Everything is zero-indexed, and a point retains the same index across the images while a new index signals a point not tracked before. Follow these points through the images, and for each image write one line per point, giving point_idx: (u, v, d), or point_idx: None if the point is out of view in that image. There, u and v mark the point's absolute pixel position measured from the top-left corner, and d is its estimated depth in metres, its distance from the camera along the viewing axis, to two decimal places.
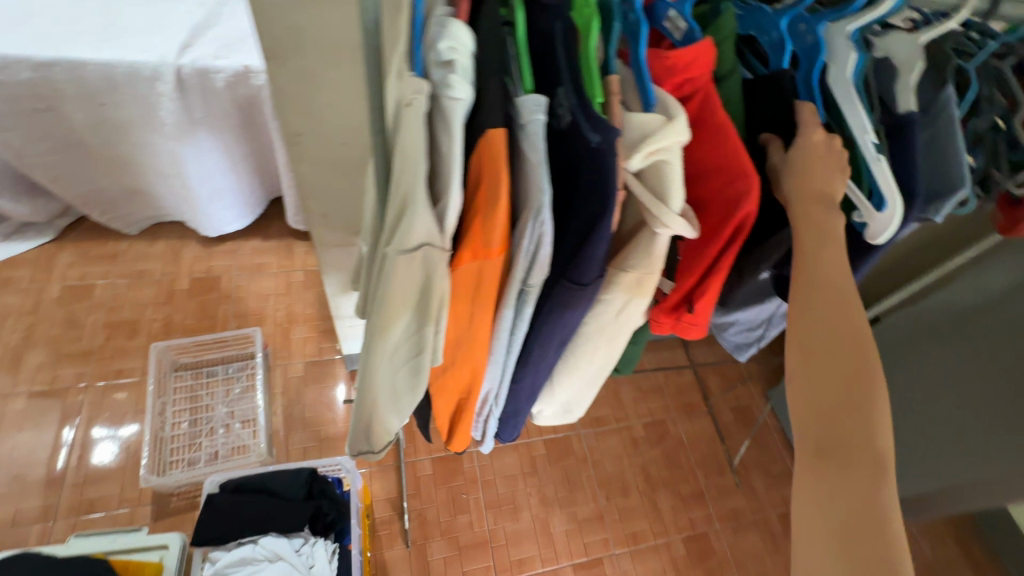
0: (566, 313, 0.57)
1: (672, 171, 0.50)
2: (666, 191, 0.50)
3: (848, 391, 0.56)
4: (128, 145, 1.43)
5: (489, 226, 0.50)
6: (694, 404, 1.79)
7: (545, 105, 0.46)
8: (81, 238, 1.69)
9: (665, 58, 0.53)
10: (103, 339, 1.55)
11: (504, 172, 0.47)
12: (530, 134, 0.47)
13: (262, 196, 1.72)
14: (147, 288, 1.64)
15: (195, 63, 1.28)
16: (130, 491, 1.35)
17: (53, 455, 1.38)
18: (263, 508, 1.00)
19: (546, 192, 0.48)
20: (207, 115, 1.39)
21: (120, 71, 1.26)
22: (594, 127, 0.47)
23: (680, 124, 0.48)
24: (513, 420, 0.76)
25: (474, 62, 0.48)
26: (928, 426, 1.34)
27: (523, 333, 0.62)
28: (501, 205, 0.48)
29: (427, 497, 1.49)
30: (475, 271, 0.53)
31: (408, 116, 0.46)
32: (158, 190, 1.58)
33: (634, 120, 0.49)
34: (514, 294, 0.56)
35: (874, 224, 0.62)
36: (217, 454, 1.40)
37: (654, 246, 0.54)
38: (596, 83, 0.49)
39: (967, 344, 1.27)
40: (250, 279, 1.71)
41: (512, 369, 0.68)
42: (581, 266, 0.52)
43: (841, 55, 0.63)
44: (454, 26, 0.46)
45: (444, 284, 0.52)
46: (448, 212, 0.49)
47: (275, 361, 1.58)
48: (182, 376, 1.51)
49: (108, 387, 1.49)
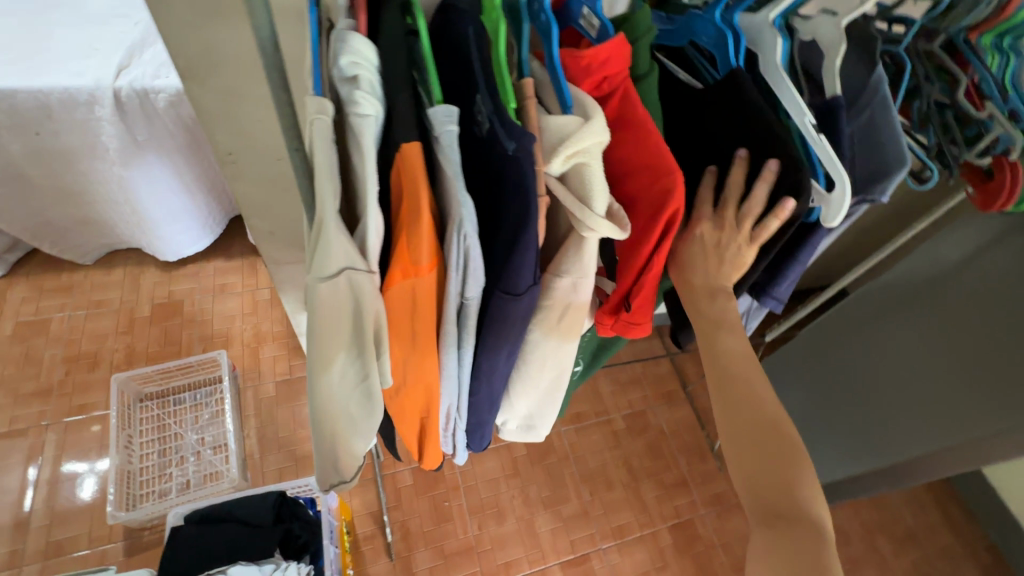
0: (507, 326, 0.57)
1: (593, 173, 0.51)
2: (589, 193, 0.51)
3: (765, 433, 0.59)
4: (71, 174, 1.39)
5: (417, 244, 0.48)
6: (672, 392, 1.79)
7: (455, 115, 0.47)
8: (34, 272, 1.64)
9: (580, 58, 0.54)
10: (63, 374, 1.50)
11: (422, 185, 0.46)
12: (445, 145, 0.47)
13: (220, 216, 1.68)
14: (107, 318, 1.60)
15: (133, 85, 1.24)
16: (100, 529, 1.31)
17: (17, 498, 1.34)
18: (231, 537, 0.99)
19: (466, 204, 0.47)
20: (151, 137, 1.35)
21: (53, 98, 1.22)
22: (510, 134, 0.47)
23: (598, 125, 0.50)
24: (479, 432, 0.73)
25: (380, 75, 0.49)
26: (896, 397, 1.36)
27: (471, 350, 0.60)
28: (424, 221, 0.47)
29: (409, 508, 1.47)
30: (408, 289, 0.51)
31: (317, 134, 0.46)
32: (109, 217, 1.54)
33: (553, 123, 0.51)
34: (454, 309, 0.55)
35: (828, 207, 0.60)
36: (189, 483, 1.37)
37: (585, 246, 0.55)
38: (508, 87, 0.50)
39: (927, 314, 1.29)
40: (215, 300, 1.67)
41: (470, 382, 0.65)
42: (513, 274, 0.52)
43: (768, 43, 0.61)
44: (353, 40, 0.47)
45: (377, 307, 0.49)
46: (368, 233, 0.48)
47: (245, 383, 1.55)
48: (149, 406, 1.47)
49: (72, 423, 1.45)
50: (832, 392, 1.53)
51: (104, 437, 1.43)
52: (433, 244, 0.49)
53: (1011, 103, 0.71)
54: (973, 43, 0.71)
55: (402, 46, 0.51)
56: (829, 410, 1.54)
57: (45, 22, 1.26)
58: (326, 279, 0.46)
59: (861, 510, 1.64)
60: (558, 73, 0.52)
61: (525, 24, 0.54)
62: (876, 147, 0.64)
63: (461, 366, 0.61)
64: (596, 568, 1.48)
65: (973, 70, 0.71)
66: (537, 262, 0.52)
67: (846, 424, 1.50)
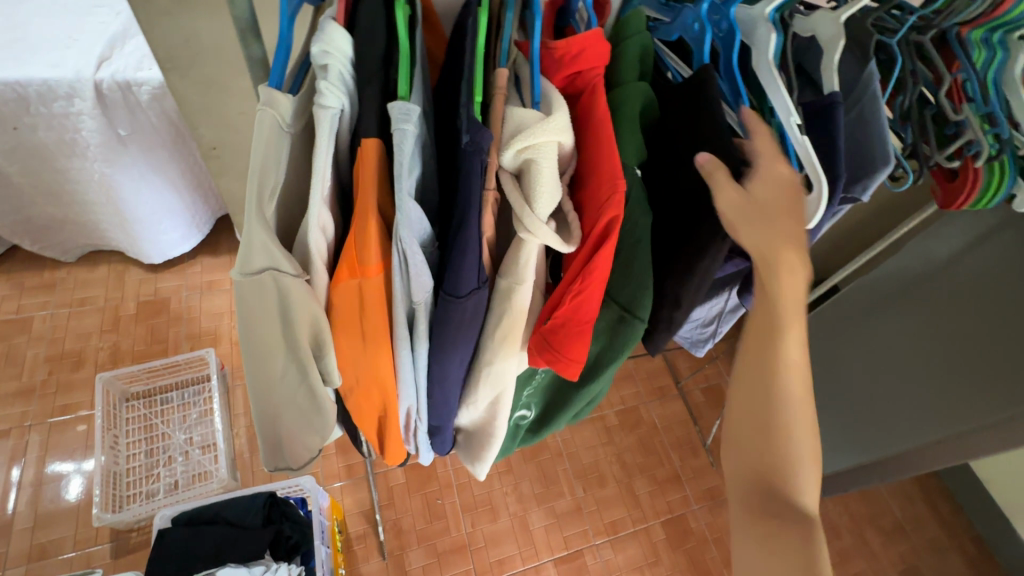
0: (454, 331, 0.57)
1: (540, 172, 0.50)
2: (532, 193, 0.50)
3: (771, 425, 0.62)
4: (50, 170, 1.35)
5: (361, 243, 0.48)
6: (664, 387, 1.80)
7: (410, 113, 0.45)
8: (15, 269, 1.60)
9: (552, 51, 0.55)
10: (45, 374, 1.47)
11: (369, 185, 0.47)
12: (396, 143, 0.46)
13: (209, 213, 1.65)
14: (92, 316, 1.57)
15: (115, 77, 1.21)
16: (85, 531, 1.29)
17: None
18: (220, 537, 0.97)
19: (404, 206, 0.47)
20: (134, 132, 1.31)
21: (31, 90, 1.18)
22: (468, 127, 0.48)
23: (559, 121, 0.50)
24: (439, 433, 0.72)
25: (352, 66, 0.49)
26: (886, 391, 1.37)
27: (424, 356, 0.59)
28: (368, 220, 0.48)
29: (401, 506, 1.46)
30: (354, 289, 0.51)
31: (269, 122, 0.45)
32: (90, 216, 1.50)
33: (516, 116, 0.51)
34: (403, 314, 0.54)
35: (805, 207, 0.60)
36: (177, 483, 1.35)
37: (524, 250, 0.54)
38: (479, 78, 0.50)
39: (917, 308, 1.30)
40: (202, 298, 1.64)
41: (427, 389, 0.63)
42: (454, 276, 0.52)
43: (762, 39, 0.59)
44: (330, 31, 0.47)
45: (309, 308, 0.49)
46: (310, 229, 0.48)
47: (234, 382, 1.52)
48: (135, 406, 1.45)
49: (56, 423, 1.42)
50: (822, 387, 1.54)
51: (89, 437, 1.41)
52: (377, 246, 0.49)
53: (987, 107, 0.71)
54: (962, 38, 0.72)
55: (381, 36, 0.51)
56: (819, 405, 1.55)
57: (22, 12, 1.23)
58: (250, 275, 0.45)
59: (852, 504, 1.65)
60: (535, 65, 0.52)
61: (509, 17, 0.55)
62: (865, 145, 0.64)
63: (417, 374, 0.60)
64: (589, 564, 1.48)
65: (958, 66, 0.72)
66: (480, 261, 0.52)
67: (836, 419, 1.51)
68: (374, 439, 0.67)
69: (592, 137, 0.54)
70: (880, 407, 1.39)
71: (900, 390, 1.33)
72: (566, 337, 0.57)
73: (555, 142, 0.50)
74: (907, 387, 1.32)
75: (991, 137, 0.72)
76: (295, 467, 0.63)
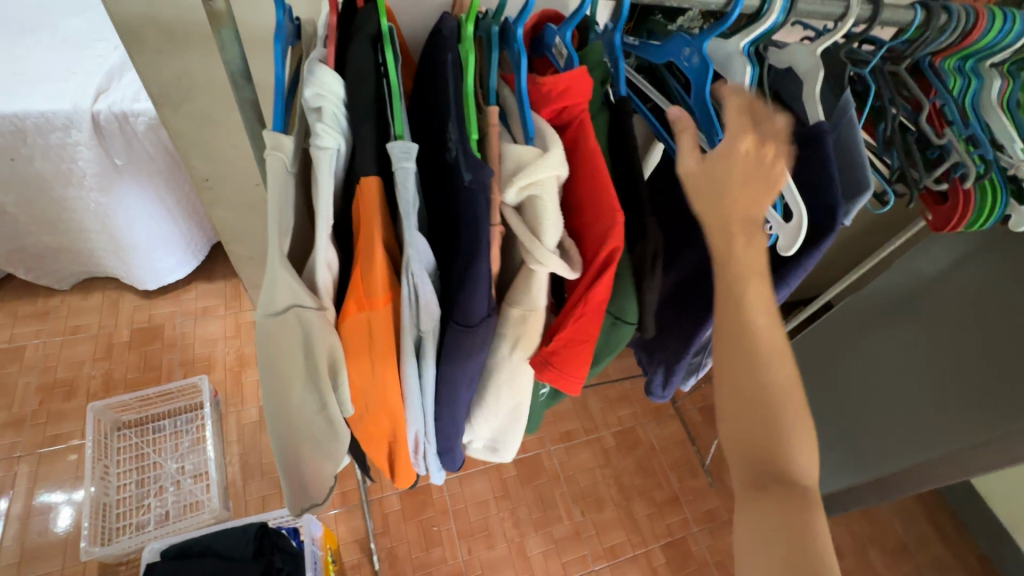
0: (464, 359, 0.57)
1: (545, 207, 0.52)
2: (540, 228, 0.52)
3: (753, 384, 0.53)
4: (46, 200, 1.36)
5: (372, 277, 0.49)
6: (661, 407, 1.79)
7: (411, 152, 0.46)
8: (9, 298, 1.60)
9: (541, 85, 0.55)
10: (36, 404, 1.46)
11: (376, 220, 0.48)
12: (400, 181, 0.47)
13: (204, 239, 1.66)
14: (84, 344, 1.56)
15: (112, 108, 1.23)
16: (73, 565, 1.26)
17: None
18: (210, 569, 0.95)
19: (413, 238, 0.48)
20: (130, 161, 1.33)
21: (29, 122, 1.20)
22: (468, 166, 0.49)
23: (554, 158, 0.51)
24: (449, 455, 0.72)
25: (344, 106, 0.50)
26: (880, 408, 1.37)
27: (433, 381, 0.60)
28: (378, 254, 0.48)
29: (396, 533, 1.44)
30: (365, 323, 0.51)
31: (272, 166, 0.47)
32: (85, 245, 1.51)
33: (512, 153, 0.52)
34: (412, 342, 0.55)
35: (784, 236, 0.61)
36: (168, 513, 1.33)
37: (534, 279, 0.57)
38: (472, 118, 0.51)
39: (909, 326, 1.30)
40: (196, 324, 1.64)
41: (435, 411, 0.64)
42: (465, 305, 0.53)
43: (736, 73, 0.61)
44: (320, 72, 0.47)
45: (330, 342, 0.49)
46: (319, 266, 0.49)
47: (227, 409, 1.51)
48: (126, 435, 1.43)
49: (46, 454, 1.40)
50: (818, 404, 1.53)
51: (79, 468, 1.39)
52: (387, 278, 0.50)
53: (970, 130, 0.73)
54: (935, 66, 0.75)
55: (369, 77, 0.52)
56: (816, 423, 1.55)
57: (22, 47, 1.25)
58: (274, 314, 0.46)
59: (853, 523, 1.63)
60: (524, 101, 0.53)
61: (497, 54, 0.55)
62: (853, 163, 0.65)
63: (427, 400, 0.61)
64: None
65: (935, 93, 0.75)
66: (488, 292, 0.54)
67: (833, 437, 1.50)
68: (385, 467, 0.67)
69: (587, 172, 0.55)
70: (875, 424, 1.39)
71: (895, 408, 1.33)
72: (569, 356, 0.61)
73: (558, 175, 0.51)
74: (901, 404, 1.31)
75: (977, 159, 0.74)
76: (318, 503, 0.64)
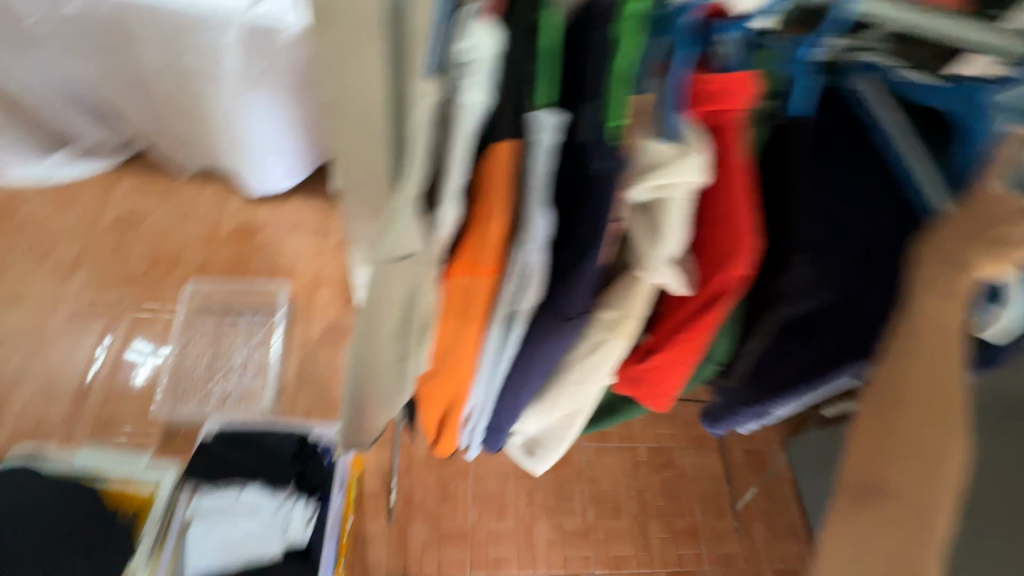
0: (545, 343, 0.59)
1: (672, 213, 0.48)
2: (661, 231, 0.49)
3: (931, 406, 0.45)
4: (187, 94, 1.47)
5: (484, 244, 0.51)
6: (705, 437, 1.71)
7: (557, 124, 0.44)
8: (141, 171, 1.78)
9: (703, 83, 0.45)
10: (143, 270, 1.63)
11: (503, 195, 0.48)
12: (535, 153, 0.45)
13: (312, 159, 1.74)
14: (192, 229, 1.71)
15: (264, 17, 1.30)
16: (145, 418, 1.43)
17: (85, 370, 1.48)
18: (253, 459, 1.07)
19: (536, 223, 0.48)
20: (266, 70, 1.40)
21: (192, 16, 1.29)
22: (604, 155, 0.45)
23: (692, 164, 0.45)
24: (495, 436, 0.75)
25: (496, 66, 0.42)
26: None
27: (507, 357, 0.62)
28: (497, 226, 0.50)
29: (416, 477, 1.49)
30: (464, 285, 0.54)
31: (412, 118, 0.45)
32: (209, 143, 1.62)
33: (650, 149, 0.46)
34: (502, 315, 0.57)
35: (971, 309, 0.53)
36: (226, 397, 1.48)
37: (639, 286, 0.54)
38: (620, 102, 0.43)
39: None
40: (287, 235, 1.74)
41: (499, 386, 0.67)
42: (566, 297, 0.55)
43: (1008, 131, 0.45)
44: (473, 24, 0.41)
45: (430, 294, 0.52)
46: (438, 226, 0.49)
47: (296, 319, 1.61)
48: (210, 313, 1.60)
49: (142, 316, 1.57)
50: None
51: (166, 336, 1.54)
52: (496, 251, 0.51)
53: None
54: None
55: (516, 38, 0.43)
56: None
57: None
58: (393, 260, 0.51)
59: None
60: (674, 98, 0.43)
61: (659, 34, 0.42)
62: None
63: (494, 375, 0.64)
64: None
65: None
66: (589, 290, 0.54)
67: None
68: (433, 427, 0.71)
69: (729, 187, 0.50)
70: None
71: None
72: (663, 373, 0.65)
73: (693, 182, 0.45)
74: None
75: None
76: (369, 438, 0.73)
